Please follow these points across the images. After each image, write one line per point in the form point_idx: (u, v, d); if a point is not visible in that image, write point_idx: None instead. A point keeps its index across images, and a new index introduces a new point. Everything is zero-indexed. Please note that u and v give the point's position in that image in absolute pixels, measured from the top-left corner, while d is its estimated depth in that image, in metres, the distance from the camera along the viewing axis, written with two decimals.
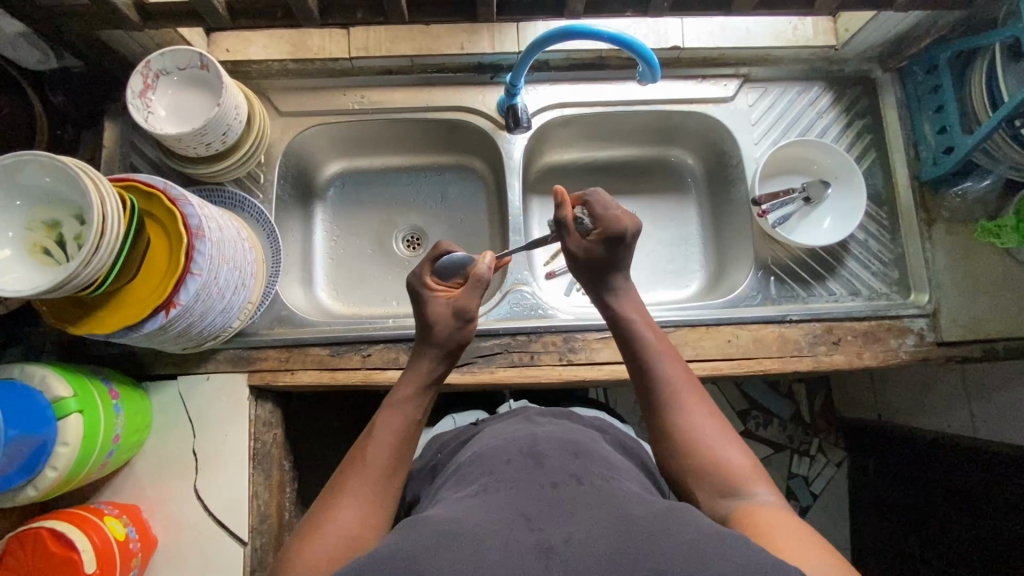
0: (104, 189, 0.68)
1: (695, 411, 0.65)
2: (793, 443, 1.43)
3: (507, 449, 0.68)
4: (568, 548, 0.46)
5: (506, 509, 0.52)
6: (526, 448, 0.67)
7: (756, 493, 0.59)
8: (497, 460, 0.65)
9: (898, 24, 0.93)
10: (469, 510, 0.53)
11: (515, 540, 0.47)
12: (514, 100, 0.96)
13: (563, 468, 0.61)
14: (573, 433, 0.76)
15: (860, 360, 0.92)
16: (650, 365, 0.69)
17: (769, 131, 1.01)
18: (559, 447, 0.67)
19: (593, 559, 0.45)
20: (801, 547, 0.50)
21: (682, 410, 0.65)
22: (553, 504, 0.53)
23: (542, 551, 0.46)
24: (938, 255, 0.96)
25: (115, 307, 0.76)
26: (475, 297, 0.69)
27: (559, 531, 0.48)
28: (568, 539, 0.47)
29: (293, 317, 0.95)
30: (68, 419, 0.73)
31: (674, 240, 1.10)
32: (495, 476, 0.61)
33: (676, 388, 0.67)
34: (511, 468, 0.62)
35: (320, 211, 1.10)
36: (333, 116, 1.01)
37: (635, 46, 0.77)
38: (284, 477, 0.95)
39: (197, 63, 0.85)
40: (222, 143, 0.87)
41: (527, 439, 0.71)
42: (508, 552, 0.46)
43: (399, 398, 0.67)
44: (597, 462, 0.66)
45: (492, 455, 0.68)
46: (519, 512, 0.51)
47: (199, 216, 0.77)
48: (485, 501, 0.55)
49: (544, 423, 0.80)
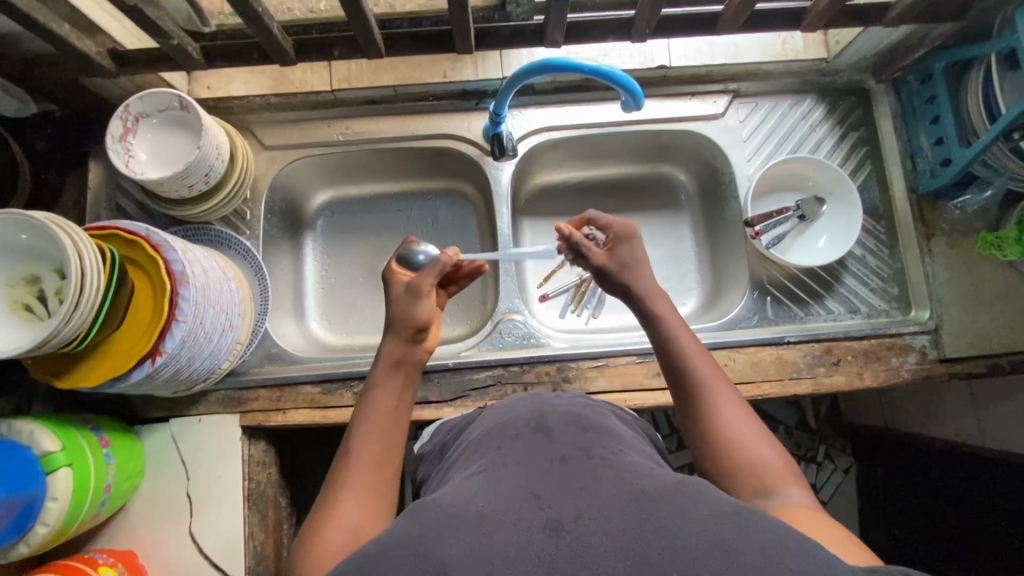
0: (82, 244, 0.67)
1: (730, 407, 0.62)
2: (799, 451, 1.37)
3: (511, 424, 0.66)
4: (579, 525, 0.44)
5: (514, 489, 0.50)
6: (534, 422, 0.64)
7: (788, 492, 0.56)
8: (504, 436, 0.63)
9: (888, 38, 0.91)
10: (479, 490, 0.52)
11: (524, 517, 0.46)
12: (499, 128, 0.92)
13: (571, 443, 0.59)
14: (579, 406, 0.71)
15: (861, 380, 0.90)
16: (681, 360, 0.66)
17: (762, 147, 0.99)
18: (569, 422, 0.64)
19: (603, 535, 0.43)
20: (841, 546, 0.48)
21: (716, 406, 0.62)
22: (564, 478, 0.51)
23: (551, 528, 0.44)
24: (939, 270, 0.93)
25: (100, 358, 0.74)
26: (433, 271, 0.71)
27: (569, 508, 0.46)
28: (579, 515, 0.45)
29: (284, 354, 0.95)
30: (57, 473, 0.72)
31: (669, 259, 1.08)
32: (502, 453, 0.59)
33: (712, 381, 0.64)
34: (518, 444, 0.60)
35: (310, 241, 1.09)
36: (318, 147, 1.00)
37: (617, 77, 0.75)
38: (279, 515, 0.94)
39: (176, 103, 0.84)
40: (205, 183, 0.86)
41: (534, 413, 0.67)
42: (518, 530, 0.44)
43: (384, 380, 0.66)
44: (607, 435, 0.63)
45: (496, 432, 0.65)
46: (529, 489, 0.50)
47: (183, 261, 0.77)
48: (492, 480, 0.53)
49: (549, 396, 0.75)
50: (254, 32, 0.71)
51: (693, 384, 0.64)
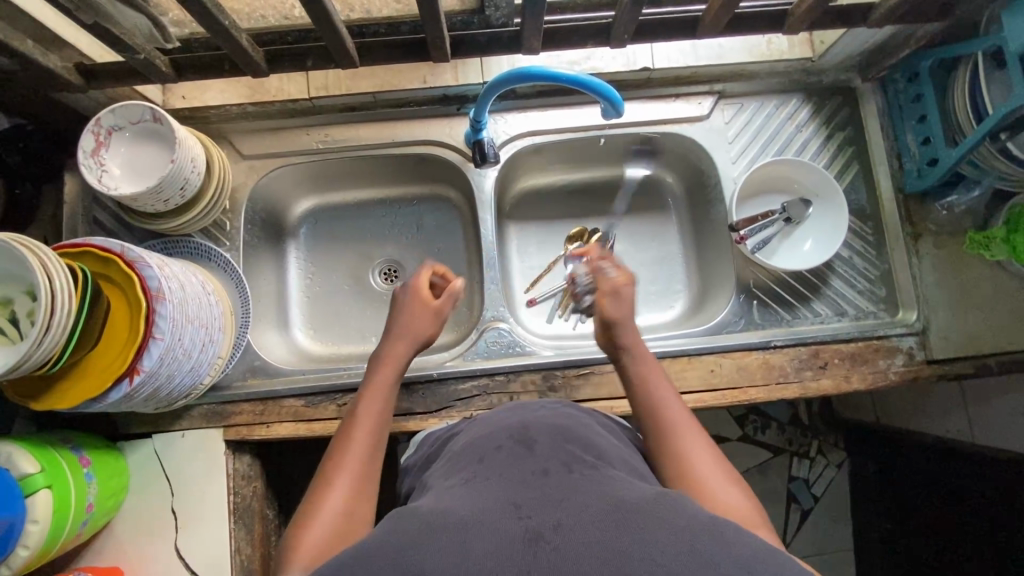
0: (54, 265, 0.66)
1: (696, 450, 0.63)
2: (792, 447, 1.36)
3: (495, 436, 0.64)
4: (558, 535, 0.44)
5: (495, 500, 0.49)
6: (516, 433, 0.63)
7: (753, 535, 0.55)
8: (486, 447, 0.62)
9: (872, 38, 0.90)
10: (461, 498, 0.51)
11: (503, 527, 0.45)
12: (480, 135, 0.90)
13: (553, 455, 0.58)
14: (564, 417, 0.70)
15: (848, 383, 0.90)
16: (649, 406, 0.69)
17: (747, 149, 0.98)
18: (550, 432, 0.64)
19: (581, 545, 0.43)
20: None
21: (682, 449, 0.64)
22: (545, 490, 0.50)
23: (531, 538, 0.44)
24: (926, 270, 0.93)
25: (76, 378, 0.73)
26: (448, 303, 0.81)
27: (548, 518, 0.46)
28: (558, 525, 0.45)
29: (267, 367, 0.94)
30: (37, 494, 0.71)
31: (656, 262, 1.07)
32: (484, 465, 0.58)
33: (677, 426, 0.66)
34: (500, 457, 0.59)
35: (293, 250, 1.07)
36: (298, 156, 0.98)
37: (596, 87, 0.75)
38: (266, 527, 0.94)
39: (149, 116, 0.82)
40: (181, 197, 0.85)
41: (517, 425, 0.66)
42: (495, 539, 0.44)
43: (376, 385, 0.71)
44: (589, 448, 0.62)
45: (479, 443, 0.64)
46: (509, 500, 0.49)
47: (159, 277, 0.76)
48: (474, 490, 0.53)
49: (534, 407, 0.74)
50: (223, 44, 0.69)
51: (660, 429, 0.67)
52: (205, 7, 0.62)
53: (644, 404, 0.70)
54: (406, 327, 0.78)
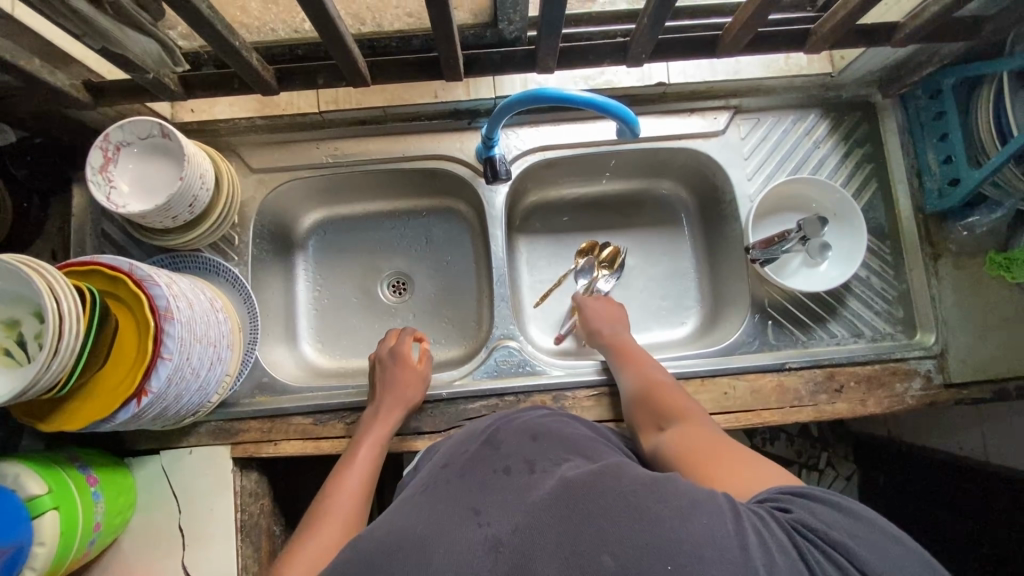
0: (62, 288, 0.65)
1: (659, 379, 0.79)
2: (801, 458, 1.29)
3: (466, 443, 0.66)
4: (515, 539, 0.45)
5: (453, 505, 0.50)
6: (484, 438, 0.65)
7: (696, 426, 0.68)
8: (454, 453, 0.64)
9: (895, 54, 0.88)
10: (429, 505, 0.52)
11: (463, 537, 0.46)
12: (492, 152, 0.89)
13: (517, 452, 0.59)
14: (542, 417, 0.70)
15: (864, 407, 0.88)
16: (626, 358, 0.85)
17: (763, 166, 0.96)
18: (519, 432, 0.64)
19: (539, 547, 0.44)
20: (727, 475, 0.57)
21: (650, 380, 0.79)
22: (497, 488, 0.52)
23: (489, 546, 0.45)
24: (945, 292, 0.91)
25: (84, 399, 0.73)
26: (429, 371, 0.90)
27: (506, 522, 0.46)
28: (514, 529, 0.46)
29: (275, 384, 0.93)
30: (44, 516, 0.71)
31: (668, 277, 1.06)
32: (448, 469, 0.60)
33: (647, 368, 0.82)
34: (463, 461, 0.60)
35: (301, 262, 1.07)
36: (307, 169, 0.97)
37: (612, 108, 0.73)
38: (271, 544, 0.93)
39: (158, 132, 0.81)
40: (190, 214, 0.84)
41: (487, 429, 0.67)
42: (457, 553, 0.45)
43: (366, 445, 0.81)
44: (558, 442, 0.62)
45: (453, 448, 0.66)
46: (469, 504, 0.50)
47: (167, 296, 0.75)
48: (433, 498, 0.53)
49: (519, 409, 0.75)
50: (233, 65, 0.69)
51: (635, 370, 0.82)
52: (215, 31, 0.61)
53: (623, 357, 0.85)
54: (392, 396, 0.85)
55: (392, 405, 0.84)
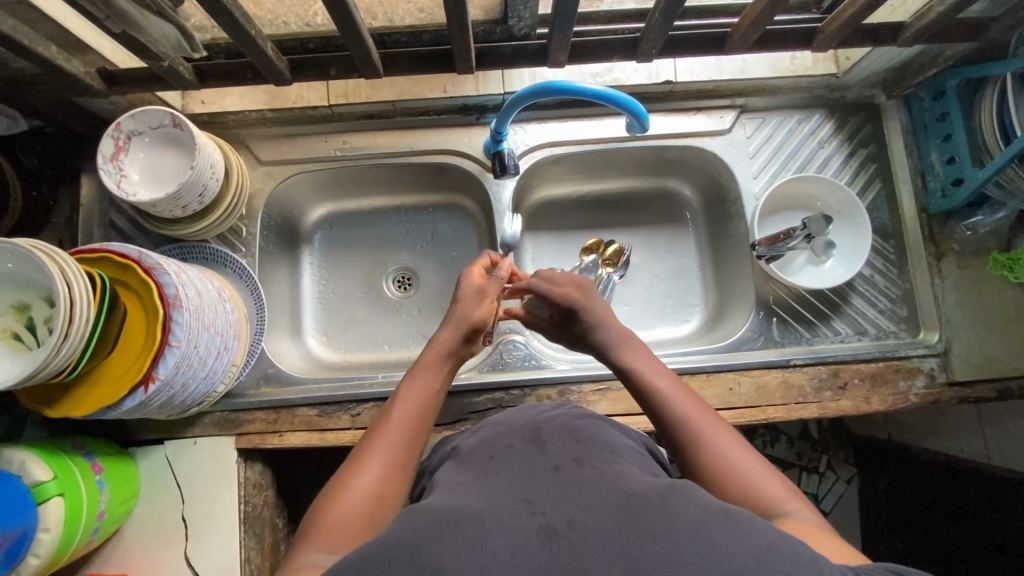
0: (71, 271, 0.65)
1: (684, 404, 0.63)
2: (801, 461, 1.25)
3: (508, 435, 0.65)
4: (572, 531, 0.42)
5: (509, 496, 0.49)
6: (528, 434, 0.64)
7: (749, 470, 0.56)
8: (496, 447, 0.63)
9: (899, 56, 0.89)
10: (468, 495, 0.51)
11: (516, 522, 0.44)
12: (502, 146, 0.91)
13: (564, 453, 0.58)
14: (575, 418, 0.70)
15: (868, 404, 0.89)
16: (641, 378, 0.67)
17: (767, 165, 0.97)
18: (562, 432, 0.64)
19: (596, 542, 0.40)
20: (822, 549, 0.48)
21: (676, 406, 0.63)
22: (551, 485, 0.50)
23: (545, 534, 0.42)
24: (948, 290, 0.92)
25: (92, 386, 0.73)
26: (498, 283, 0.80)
27: (562, 514, 0.44)
28: (572, 521, 0.43)
29: (280, 375, 0.94)
30: (48, 502, 0.70)
31: (673, 275, 1.06)
32: (496, 464, 0.58)
33: (667, 388, 0.65)
34: (512, 456, 0.59)
35: (308, 256, 1.07)
36: (316, 163, 0.98)
37: (623, 102, 0.74)
38: (273, 535, 0.93)
39: (169, 122, 0.82)
40: (199, 204, 0.84)
41: (529, 424, 0.67)
42: (510, 537, 0.42)
43: (427, 365, 0.70)
44: (601, 444, 0.62)
45: (492, 441, 0.65)
46: (523, 497, 0.48)
47: (176, 284, 0.75)
48: (485, 487, 0.52)
49: (546, 407, 0.75)
50: (248, 54, 0.69)
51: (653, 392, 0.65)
52: (233, 19, 0.62)
53: (637, 378, 0.67)
54: (462, 307, 0.76)
55: (459, 318, 0.74)
